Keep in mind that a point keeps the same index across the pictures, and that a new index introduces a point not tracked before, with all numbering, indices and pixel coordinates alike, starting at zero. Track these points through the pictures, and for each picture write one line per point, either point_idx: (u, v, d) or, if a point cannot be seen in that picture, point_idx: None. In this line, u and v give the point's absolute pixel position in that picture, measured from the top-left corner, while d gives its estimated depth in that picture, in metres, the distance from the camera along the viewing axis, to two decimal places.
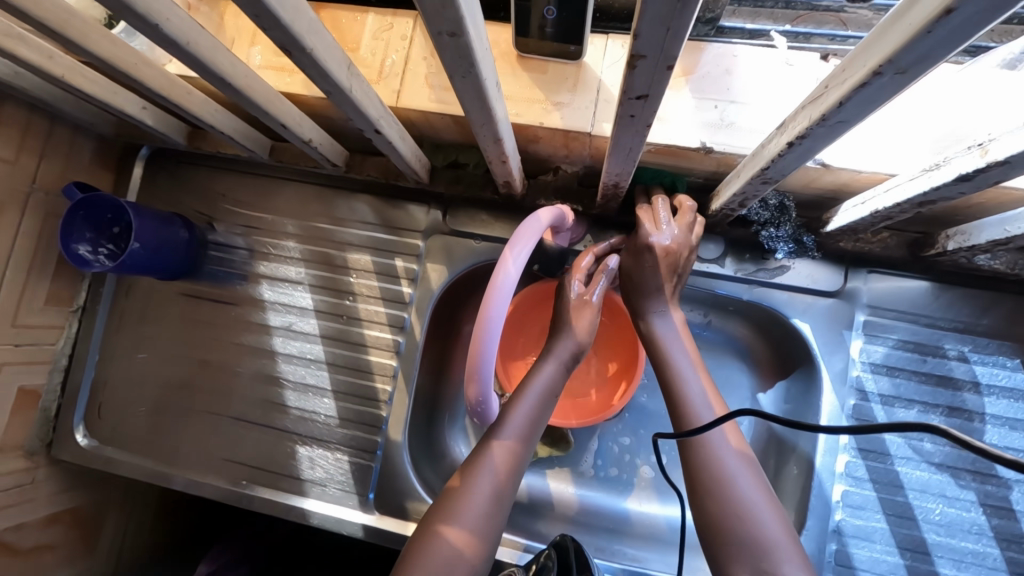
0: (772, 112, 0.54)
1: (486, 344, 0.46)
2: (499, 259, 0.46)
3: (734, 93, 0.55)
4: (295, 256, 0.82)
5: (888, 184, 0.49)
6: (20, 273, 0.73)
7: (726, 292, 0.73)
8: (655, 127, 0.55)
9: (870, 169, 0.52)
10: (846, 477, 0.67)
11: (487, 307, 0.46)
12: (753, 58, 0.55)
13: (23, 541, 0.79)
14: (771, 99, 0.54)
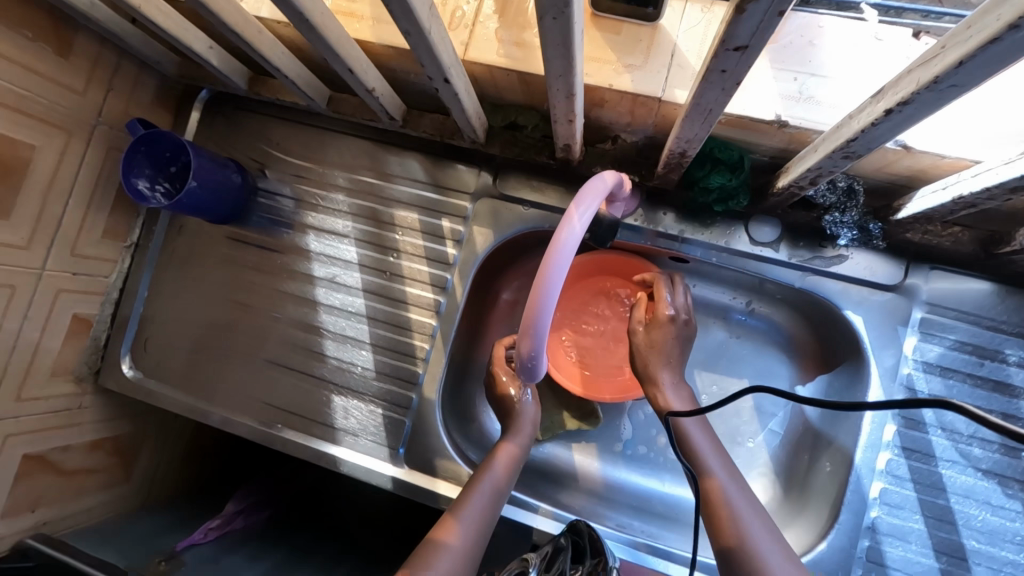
0: (856, 88, 0.52)
1: (546, 298, 0.45)
2: (565, 216, 0.46)
3: (816, 66, 0.53)
4: (342, 210, 0.82)
5: (977, 169, 0.47)
6: (81, 203, 0.75)
7: (778, 278, 0.71)
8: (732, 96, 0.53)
9: (955, 155, 0.50)
10: (885, 475, 0.65)
11: (550, 261, 0.45)
12: (840, 30, 0.53)
13: (68, 462, 0.83)
14: (857, 74, 0.52)
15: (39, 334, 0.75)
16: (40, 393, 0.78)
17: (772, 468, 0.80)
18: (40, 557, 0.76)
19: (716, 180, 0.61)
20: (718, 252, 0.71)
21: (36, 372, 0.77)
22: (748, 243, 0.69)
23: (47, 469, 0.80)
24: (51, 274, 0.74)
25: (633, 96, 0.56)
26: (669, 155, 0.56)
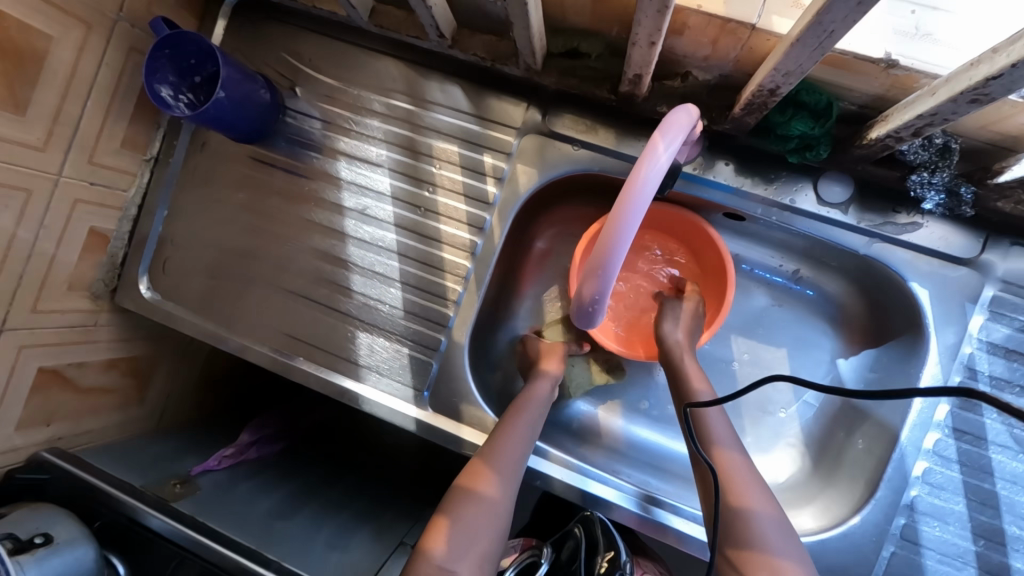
0: (982, 25, 0.47)
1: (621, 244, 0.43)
2: (647, 153, 0.41)
3: None
4: (377, 137, 0.77)
5: None
6: (101, 107, 0.70)
7: (842, 243, 0.66)
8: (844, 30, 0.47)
9: None
10: (931, 455, 0.63)
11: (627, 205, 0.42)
12: None
13: (84, 379, 0.82)
14: (982, 10, 0.47)
15: (56, 244, 0.72)
16: (56, 307, 0.75)
17: (803, 439, 0.78)
18: (56, 471, 0.75)
19: (798, 128, 0.56)
20: (780, 211, 0.65)
21: (52, 284, 0.73)
22: (815, 203, 0.64)
23: (62, 385, 0.79)
24: (68, 181, 0.70)
25: (722, 22, 0.49)
26: (754, 93, 0.51)
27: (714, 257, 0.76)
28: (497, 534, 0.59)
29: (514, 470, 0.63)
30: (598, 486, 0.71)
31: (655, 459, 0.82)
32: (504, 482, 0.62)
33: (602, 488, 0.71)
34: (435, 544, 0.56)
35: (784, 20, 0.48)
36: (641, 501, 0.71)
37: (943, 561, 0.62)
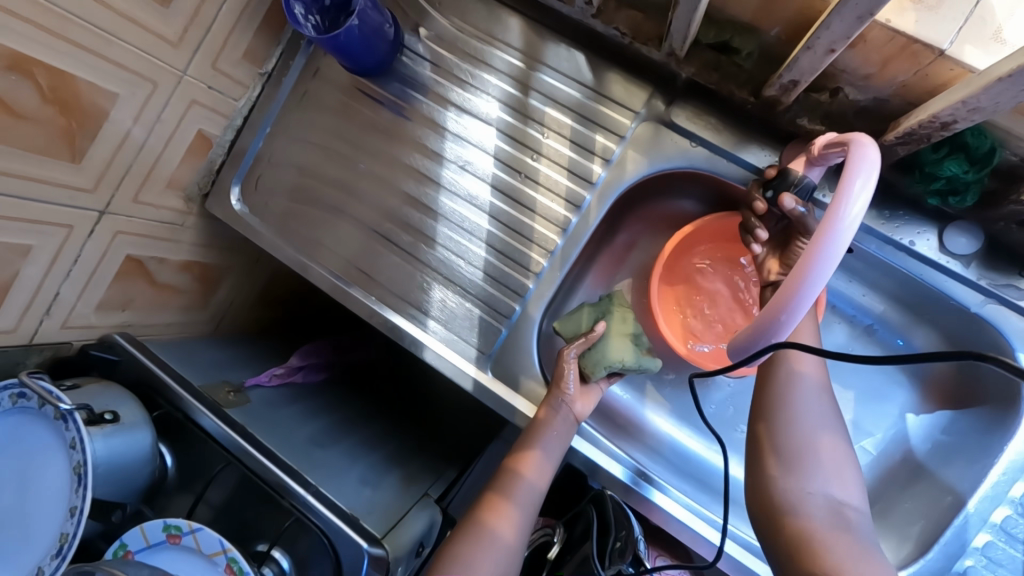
0: None
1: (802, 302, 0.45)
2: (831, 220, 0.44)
3: None
4: (491, 94, 0.76)
5: None
6: (234, 13, 0.71)
7: (951, 295, 0.63)
8: None
9: None
10: (997, 529, 0.61)
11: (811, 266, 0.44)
12: None
13: (161, 274, 0.85)
14: None
15: (166, 141, 0.73)
16: (153, 200, 0.77)
17: None
18: (124, 354, 0.79)
19: (949, 169, 0.53)
20: (894, 250, 0.63)
21: (155, 178, 0.75)
22: (935, 251, 0.61)
23: (142, 275, 0.82)
24: (189, 81, 0.71)
25: (907, 42, 0.47)
26: (922, 123, 0.48)
27: None
28: (534, 512, 0.66)
29: (554, 456, 0.67)
30: (629, 472, 0.72)
31: (695, 470, 0.81)
32: (546, 467, 0.67)
33: (634, 478, 0.71)
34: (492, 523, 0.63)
35: (978, 53, 0.46)
36: (660, 492, 0.71)
37: None
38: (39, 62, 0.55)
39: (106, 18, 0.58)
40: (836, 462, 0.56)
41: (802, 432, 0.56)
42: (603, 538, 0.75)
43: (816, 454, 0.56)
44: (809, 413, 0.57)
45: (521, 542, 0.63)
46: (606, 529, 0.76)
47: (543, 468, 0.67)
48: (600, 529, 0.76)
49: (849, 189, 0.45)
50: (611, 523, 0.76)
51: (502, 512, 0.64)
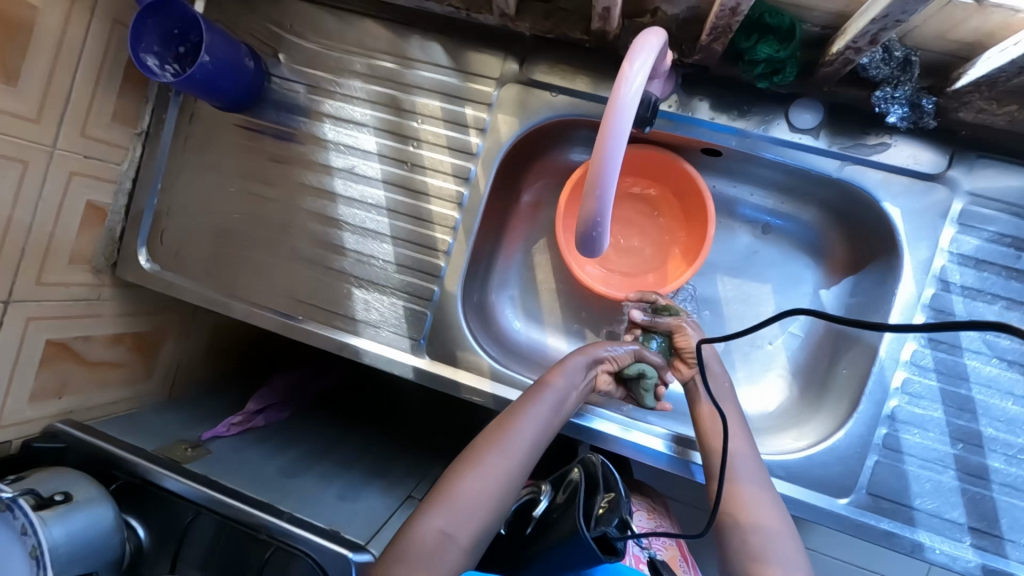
0: None
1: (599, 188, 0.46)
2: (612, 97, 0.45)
3: None
4: (360, 97, 0.79)
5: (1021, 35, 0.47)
6: (90, 78, 0.72)
7: (814, 168, 0.68)
8: None
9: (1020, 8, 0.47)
10: (909, 365, 0.66)
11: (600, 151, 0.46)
12: None
13: (90, 352, 0.85)
14: None
15: (55, 218, 0.74)
16: (59, 280, 0.78)
17: (790, 369, 0.81)
18: (70, 439, 0.79)
19: (763, 52, 0.58)
20: (754, 142, 0.68)
21: (54, 257, 0.76)
22: (786, 132, 0.66)
23: (69, 357, 0.82)
24: (62, 154, 0.72)
25: None
26: (716, 14, 0.53)
27: (690, 197, 0.78)
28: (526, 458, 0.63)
29: (557, 405, 0.66)
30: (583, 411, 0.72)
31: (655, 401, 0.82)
32: (548, 413, 0.65)
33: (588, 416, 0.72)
34: (517, 419, 0.64)
35: None
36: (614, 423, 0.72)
37: (923, 465, 0.65)
38: None
39: None
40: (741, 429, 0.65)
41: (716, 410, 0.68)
42: (590, 496, 0.61)
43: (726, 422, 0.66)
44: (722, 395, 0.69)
45: (512, 478, 0.61)
46: (594, 487, 0.62)
47: (545, 413, 0.65)
48: (589, 486, 0.62)
49: (631, 67, 0.46)
50: (600, 480, 0.62)
51: (523, 411, 0.65)
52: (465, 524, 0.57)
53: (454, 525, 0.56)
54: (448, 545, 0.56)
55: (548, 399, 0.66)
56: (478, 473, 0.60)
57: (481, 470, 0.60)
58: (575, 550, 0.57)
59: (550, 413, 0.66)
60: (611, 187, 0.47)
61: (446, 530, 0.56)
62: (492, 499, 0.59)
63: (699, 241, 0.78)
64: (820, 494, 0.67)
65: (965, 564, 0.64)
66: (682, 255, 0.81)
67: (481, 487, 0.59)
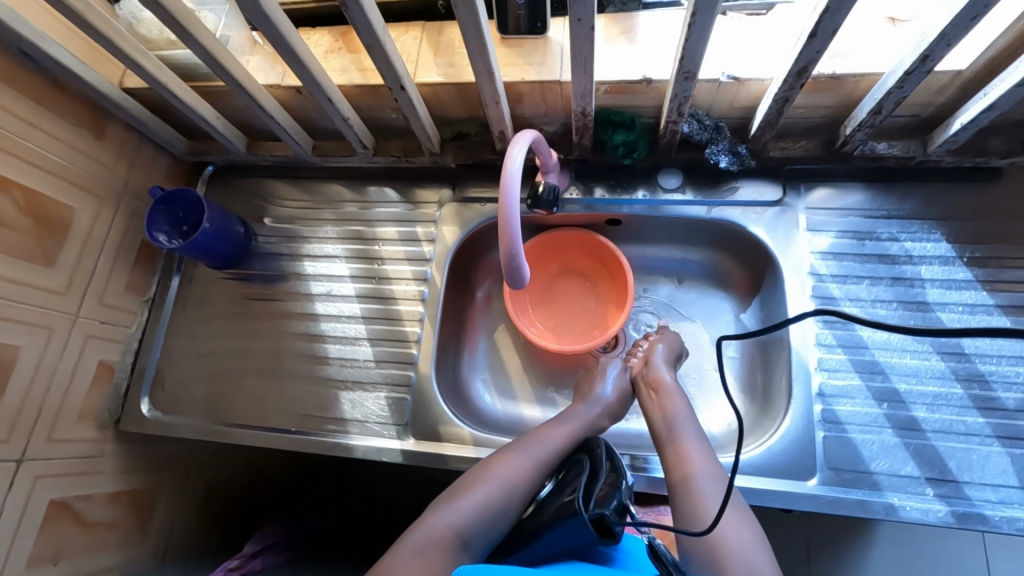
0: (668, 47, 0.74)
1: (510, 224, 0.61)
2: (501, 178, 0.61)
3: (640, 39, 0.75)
4: (332, 236, 0.98)
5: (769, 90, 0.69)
6: (109, 258, 0.89)
7: (689, 216, 0.87)
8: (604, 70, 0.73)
9: (757, 77, 0.69)
10: (818, 345, 0.77)
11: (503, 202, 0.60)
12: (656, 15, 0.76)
13: (89, 512, 0.87)
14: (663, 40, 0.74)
15: (69, 378, 0.84)
16: (67, 436, 0.84)
17: (737, 387, 0.90)
18: None
19: (619, 138, 0.81)
20: (640, 205, 0.87)
21: (64, 414, 0.84)
22: (663, 193, 0.86)
23: (69, 516, 0.84)
24: (82, 320, 0.85)
25: (541, 84, 0.75)
26: (575, 117, 0.75)
27: (610, 260, 0.95)
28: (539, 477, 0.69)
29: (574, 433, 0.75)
30: None
31: (624, 441, 0.88)
32: (565, 437, 0.74)
33: None
34: (538, 436, 0.73)
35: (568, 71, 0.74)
36: None
37: (864, 429, 0.72)
38: None
39: None
40: (682, 401, 0.77)
41: (661, 388, 0.79)
42: (591, 481, 0.65)
43: (671, 396, 0.77)
44: (662, 374, 0.81)
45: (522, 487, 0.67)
46: (595, 473, 0.65)
47: (562, 438, 0.74)
48: (591, 472, 0.66)
49: (510, 152, 0.63)
50: (601, 467, 0.66)
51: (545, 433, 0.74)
52: (477, 529, 0.62)
53: (466, 527, 0.61)
54: (461, 549, 0.60)
55: (567, 425, 0.76)
56: (490, 479, 0.67)
57: (497, 477, 0.67)
58: (571, 529, 0.59)
59: (568, 439, 0.74)
60: (518, 226, 0.61)
61: (458, 530, 0.61)
62: (498, 502, 0.65)
63: (626, 292, 0.93)
64: (790, 479, 0.72)
65: (938, 515, 0.68)
66: (617, 308, 0.95)
67: (493, 489, 0.66)
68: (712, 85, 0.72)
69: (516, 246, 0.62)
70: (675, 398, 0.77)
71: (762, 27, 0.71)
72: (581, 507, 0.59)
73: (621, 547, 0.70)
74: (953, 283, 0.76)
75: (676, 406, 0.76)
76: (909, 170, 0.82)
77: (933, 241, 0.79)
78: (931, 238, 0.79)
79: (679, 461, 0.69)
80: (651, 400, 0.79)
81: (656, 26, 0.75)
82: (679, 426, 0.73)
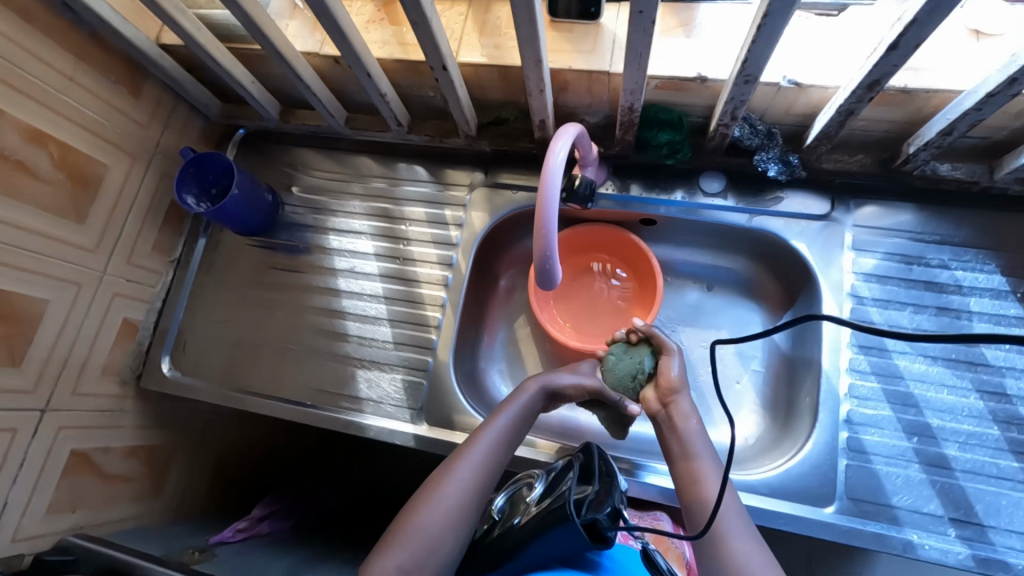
0: (730, 43, 0.69)
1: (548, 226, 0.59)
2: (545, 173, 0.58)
3: (701, 32, 0.70)
4: (359, 212, 0.96)
5: (832, 100, 0.65)
6: (138, 217, 0.89)
7: (728, 222, 0.83)
8: (657, 64, 0.70)
9: (821, 84, 0.65)
10: (850, 371, 0.74)
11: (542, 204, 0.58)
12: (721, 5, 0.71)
13: (107, 464, 0.90)
14: (726, 34, 0.70)
15: (94, 333, 0.85)
16: (90, 390, 0.86)
17: (759, 403, 0.88)
18: (80, 550, 0.80)
19: (664, 137, 0.78)
20: (678, 207, 0.84)
21: (89, 368, 0.85)
22: (702, 197, 0.82)
23: (88, 467, 0.87)
24: (109, 277, 0.86)
25: (588, 74, 0.72)
26: (621, 112, 0.72)
27: (640, 259, 0.92)
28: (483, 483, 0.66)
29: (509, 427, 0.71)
30: None
31: (632, 445, 0.89)
32: (504, 433, 0.70)
33: None
34: (477, 438, 0.69)
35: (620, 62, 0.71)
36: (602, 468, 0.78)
37: (889, 462, 0.70)
38: None
39: (24, 239, 0.73)
40: (693, 412, 0.72)
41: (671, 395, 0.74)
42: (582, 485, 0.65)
43: (681, 405, 0.73)
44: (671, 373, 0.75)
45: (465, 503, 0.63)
46: (588, 477, 0.65)
47: (502, 435, 0.70)
48: (583, 475, 0.66)
49: (555, 147, 0.60)
50: (595, 472, 0.65)
51: (482, 431, 0.70)
52: (424, 560, 0.59)
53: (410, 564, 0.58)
54: None
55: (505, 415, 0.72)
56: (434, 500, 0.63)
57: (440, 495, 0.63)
58: (566, 535, 0.60)
59: (503, 432, 0.70)
60: (554, 226, 0.59)
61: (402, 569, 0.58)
62: (444, 525, 0.61)
63: (654, 294, 0.90)
64: (807, 505, 0.70)
65: (957, 557, 0.66)
66: (643, 310, 0.93)
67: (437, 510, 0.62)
68: (771, 89, 0.68)
69: (551, 245, 0.60)
70: (686, 408, 0.73)
71: (834, 29, 0.67)
72: (574, 514, 0.59)
73: (610, 553, 0.69)
74: (1002, 319, 0.73)
75: (689, 418, 0.72)
76: (970, 194, 0.77)
77: (986, 272, 0.74)
78: (985, 269, 0.75)
79: (695, 483, 0.67)
80: (657, 406, 0.75)
81: (718, 18, 0.71)
82: (693, 442, 0.70)
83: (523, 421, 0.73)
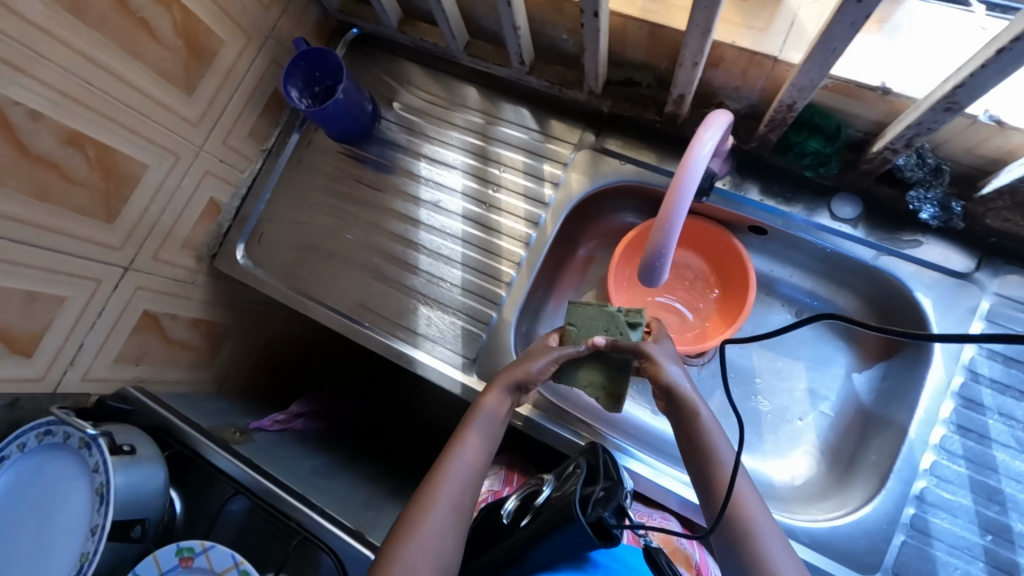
0: (935, 57, 0.61)
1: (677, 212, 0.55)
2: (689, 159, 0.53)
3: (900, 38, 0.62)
4: (455, 145, 0.92)
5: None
6: (242, 99, 0.88)
7: (850, 254, 0.75)
8: (843, 62, 0.61)
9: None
10: (938, 449, 0.68)
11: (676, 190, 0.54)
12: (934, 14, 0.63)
13: (172, 330, 0.94)
14: (933, 47, 0.61)
15: (182, 206, 0.86)
16: (169, 258, 0.89)
17: (819, 446, 0.83)
18: (138, 403, 0.86)
19: (811, 145, 0.69)
20: (798, 224, 0.76)
21: (172, 238, 0.87)
22: (827, 219, 0.74)
23: (156, 329, 0.91)
24: (204, 155, 0.86)
25: (751, 54, 0.63)
26: (775, 109, 0.64)
27: (733, 266, 0.85)
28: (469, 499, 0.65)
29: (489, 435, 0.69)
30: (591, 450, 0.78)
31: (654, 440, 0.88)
32: (483, 442, 0.68)
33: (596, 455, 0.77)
34: (459, 450, 0.67)
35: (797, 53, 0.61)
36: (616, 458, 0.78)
37: (951, 552, 0.65)
38: (90, 138, 0.69)
39: (138, 99, 0.73)
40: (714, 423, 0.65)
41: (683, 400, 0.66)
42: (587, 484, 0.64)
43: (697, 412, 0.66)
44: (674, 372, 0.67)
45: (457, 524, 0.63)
46: (595, 477, 0.66)
47: (482, 446, 0.68)
48: (590, 475, 0.66)
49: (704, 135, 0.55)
50: (601, 471, 0.66)
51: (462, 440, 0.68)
52: None
53: None
54: None
55: (482, 422, 0.69)
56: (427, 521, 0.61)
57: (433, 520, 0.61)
58: (568, 535, 0.59)
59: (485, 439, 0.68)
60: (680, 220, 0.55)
61: None
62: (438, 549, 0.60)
63: (740, 307, 0.84)
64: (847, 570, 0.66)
65: None
66: (723, 318, 0.88)
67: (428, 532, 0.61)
68: (964, 122, 0.61)
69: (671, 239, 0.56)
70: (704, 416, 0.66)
71: None
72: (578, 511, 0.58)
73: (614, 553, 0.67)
74: None
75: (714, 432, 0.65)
76: None
77: None
78: None
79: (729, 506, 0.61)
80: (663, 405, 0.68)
81: (926, 24, 0.63)
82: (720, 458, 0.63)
83: (496, 427, 0.70)
